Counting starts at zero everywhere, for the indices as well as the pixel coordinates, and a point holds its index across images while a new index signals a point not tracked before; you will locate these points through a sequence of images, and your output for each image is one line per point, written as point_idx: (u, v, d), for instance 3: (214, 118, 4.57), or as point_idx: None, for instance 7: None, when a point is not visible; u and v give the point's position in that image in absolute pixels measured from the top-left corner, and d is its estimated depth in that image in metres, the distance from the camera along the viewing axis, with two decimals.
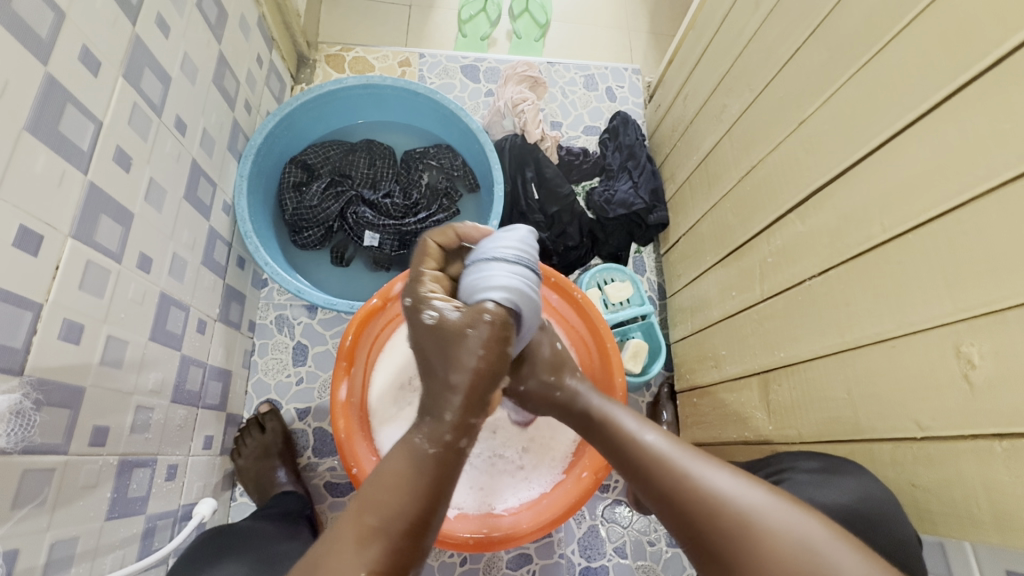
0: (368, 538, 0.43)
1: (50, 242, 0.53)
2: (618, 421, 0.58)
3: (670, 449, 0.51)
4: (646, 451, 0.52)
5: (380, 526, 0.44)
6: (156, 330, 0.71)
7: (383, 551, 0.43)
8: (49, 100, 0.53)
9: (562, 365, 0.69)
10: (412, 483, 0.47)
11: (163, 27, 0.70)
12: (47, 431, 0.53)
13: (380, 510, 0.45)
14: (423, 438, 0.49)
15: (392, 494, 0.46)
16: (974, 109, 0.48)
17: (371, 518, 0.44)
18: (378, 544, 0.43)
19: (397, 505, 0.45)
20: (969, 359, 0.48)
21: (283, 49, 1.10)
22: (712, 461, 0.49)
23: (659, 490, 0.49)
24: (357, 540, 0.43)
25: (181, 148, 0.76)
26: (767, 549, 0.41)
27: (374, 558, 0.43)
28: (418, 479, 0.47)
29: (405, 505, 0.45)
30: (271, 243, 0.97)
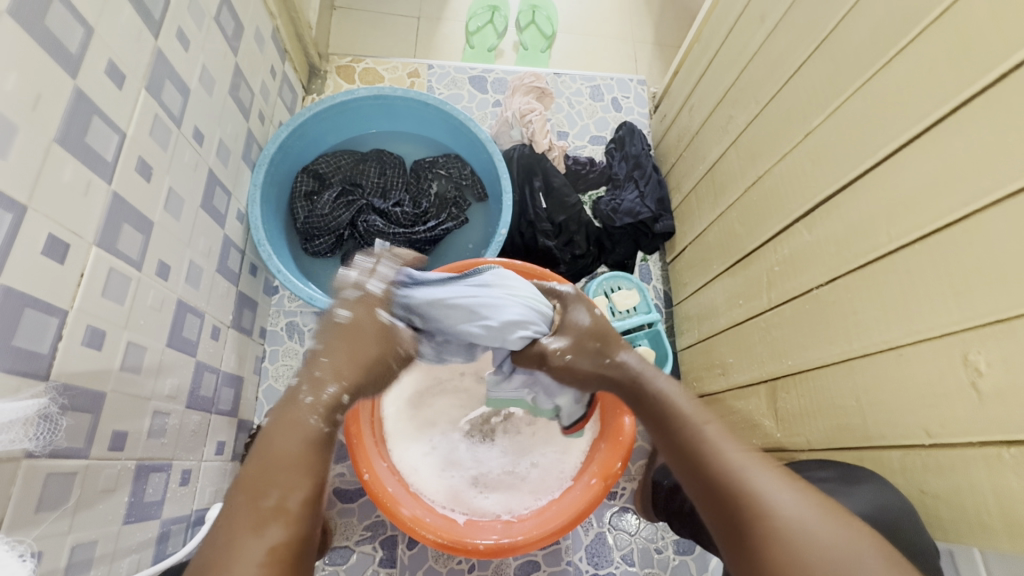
0: (267, 521, 0.42)
1: (75, 250, 0.55)
2: (678, 406, 0.55)
3: (732, 450, 0.49)
4: (700, 442, 0.50)
5: (282, 503, 0.43)
6: (173, 337, 0.72)
7: (283, 532, 0.41)
8: (77, 112, 0.54)
9: (604, 335, 0.64)
10: (304, 456, 0.46)
11: (183, 40, 0.71)
12: (71, 435, 0.54)
13: (276, 489, 0.43)
14: (316, 418, 0.49)
15: (289, 472, 0.45)
16: (978, 123, 0.49)
17: (268, 499, 0.43)
18: (280, 524, 0.42)
19: (297, 480, 0.44)
20: (977, 368, 0.49)
21: (295, 61, 1.13)
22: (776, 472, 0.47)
23: (715, 489, 0.47)
24: (256, 525, 0.41)
25: (198, 158, 0.78)
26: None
27: (279, 535, 0.41)
28: (310, 453, 0.47)
29: (303, 480, 0.45)
30: (283, 251, 0.98)
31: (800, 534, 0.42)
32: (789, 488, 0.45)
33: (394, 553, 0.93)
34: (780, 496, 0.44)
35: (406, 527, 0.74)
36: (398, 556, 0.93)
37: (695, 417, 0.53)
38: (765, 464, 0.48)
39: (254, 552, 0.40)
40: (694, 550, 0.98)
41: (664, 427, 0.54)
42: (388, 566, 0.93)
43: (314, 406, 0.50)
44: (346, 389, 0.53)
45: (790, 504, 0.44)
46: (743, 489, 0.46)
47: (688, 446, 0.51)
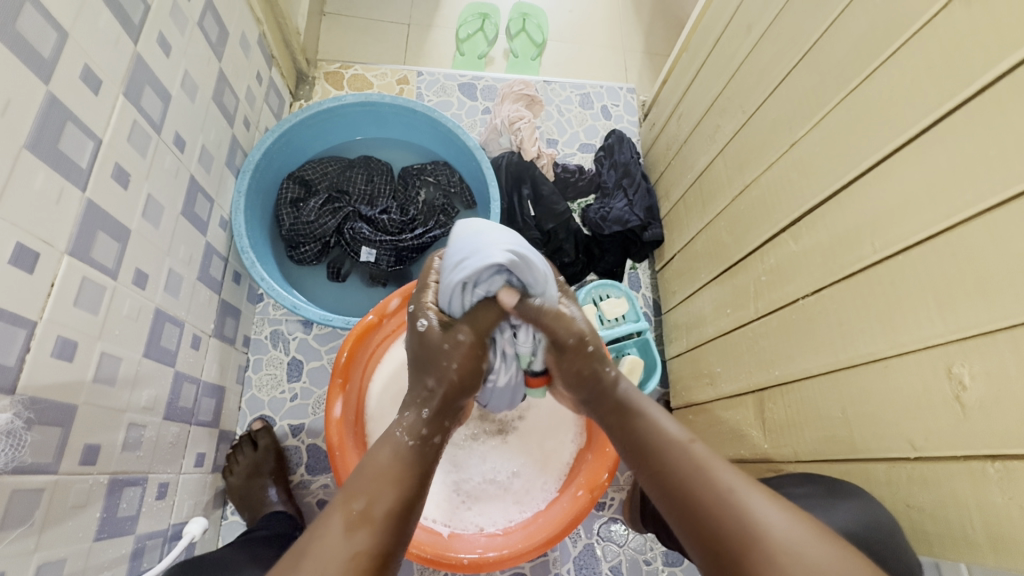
0: (356, 525, 0.47)
1: (46, 259, 0.53)
2: (661, 424, 0.56)
3: (718, 468, 0.49)
4: (684, 459, 0.51)
5: (368, 510, 0.48)
6: (150, 347, 0.70)
7: (369, 539, 0.46)
8: (50, 118, 0.53)
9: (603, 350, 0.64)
10: (393, 472, 0.52)
11: (165, 46, 0.70)
12: (38, 450, 0.53)
13: (365, 495, 0.49)
14: (399, 431, 0.57)
15: (378, 482, 0.51)
16: (960, 136, 0.49)
17: (358, 503, 0.48)
18: (367, 530, 0.47)
19: (382, 490, 0.50)
20: (961, 381, 0.49)
21: (283, 66, 1.12)
22: (758, 487, 0.47)
23: (699, 504, 0.47)
24: (346, 527, 0.46)
25: (179, 164, 0.76)
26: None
27: (364, 541, 0.46)
28: (396, 466, 0.53)
29: (387, 490, 0.50)
30: (267, 258, 0.97)
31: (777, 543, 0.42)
32: (770, 502, 0.46)
33: None
34: (765, 514, 0.44)
35: None
36: None
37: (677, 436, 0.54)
38: (749, 480, 0.48)
39: (341, 551, 0.45)
40: (683, 562, 0.97)
41: (649, 450, 0.54)
42: None
43: (400, 421, 0.58)
44: (421, 405, 0.60)
45: (772, 520, 0.44)
46: (722, 502, 0.46)
47: (668, 463, 0.51)
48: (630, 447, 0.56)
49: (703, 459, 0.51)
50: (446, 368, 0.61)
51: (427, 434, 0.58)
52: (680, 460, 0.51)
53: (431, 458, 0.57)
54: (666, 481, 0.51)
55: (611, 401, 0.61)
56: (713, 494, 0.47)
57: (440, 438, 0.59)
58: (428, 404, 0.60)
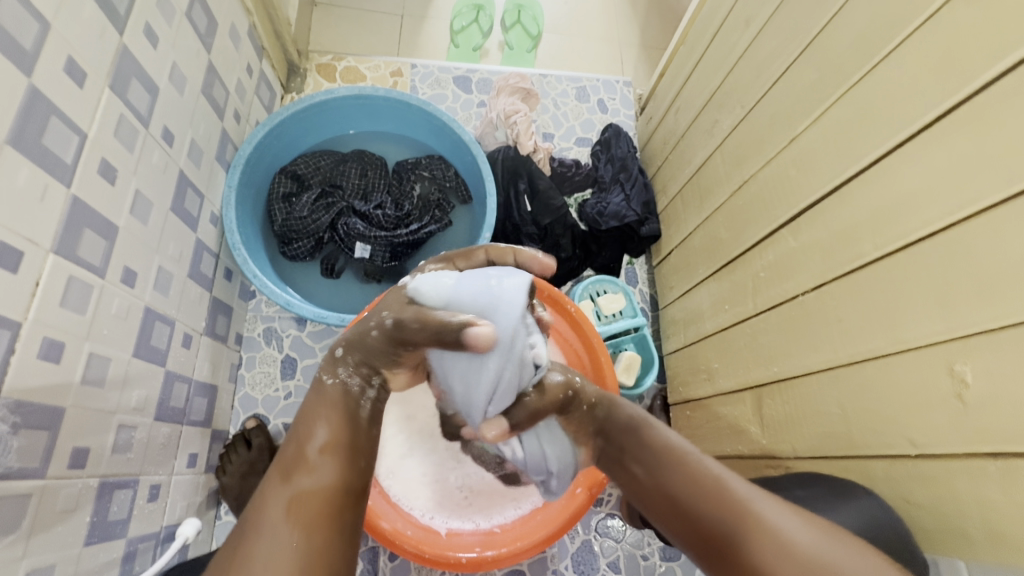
0: (291, 471, 0.50)
1: (30, 258, 0.51)
2: (670, 436, 0.57)
3: (731, 479, 0.50)
4: (694, 470, 0.52)
5: (300, 453, 0.51)
6: (140, 346, 0.69)
7: (308, 481, 0.50)
8: (33, 111, 0.51)
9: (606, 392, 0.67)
10: (323, 409, 0.56)
11: (151, 36, 0.68)
12: (23, 455, 0.51)
13: (296, 443, 0.52)
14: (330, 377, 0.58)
15: (308, 425, 0.54)
16: (963, 133, 0.49)
17: (289, 451, 0.52)
18: (304, 471, 0.50)
19: (310, 433, 0.53)
20: (962, 379, 0.49)
21: (273, 58, 1.09)
22: (778, 500, 0.48)
23: (710, 510, 0.48)
24: (283, 477, 0.50)
25: (168, 159, 0.74)
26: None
27: (303, 483, 0.49)
28: (325, 404, 0.56)
29: (319, 430, 0.53)
30: (259, 254, 0.95)
31: (785, 543, 0.44)
32: (784, 508, 0.47)
33: (375, 565, 0.91)
34: (784, 520, 0.46)
35: (387, 539, 0.71)
36: (379, 568, 0.91)
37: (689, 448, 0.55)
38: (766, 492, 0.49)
39: (281, 497, 0.48)
40: (680, 557, 0.97)
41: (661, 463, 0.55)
42: None
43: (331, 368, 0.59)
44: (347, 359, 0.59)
45: (791, 526, 0.45)
46: (735, 508, 0.47)
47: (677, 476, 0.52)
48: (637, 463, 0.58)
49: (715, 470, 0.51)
50: (367, 329, 0.58)
51: (349, 374, 0.59)
52: (692, 472, 0.52)
53: (356, 396, 0.58)
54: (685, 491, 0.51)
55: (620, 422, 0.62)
56: (726, 499, 0.48)
57: (363, 377, 0.59)
58: (344, 342, 0.61)
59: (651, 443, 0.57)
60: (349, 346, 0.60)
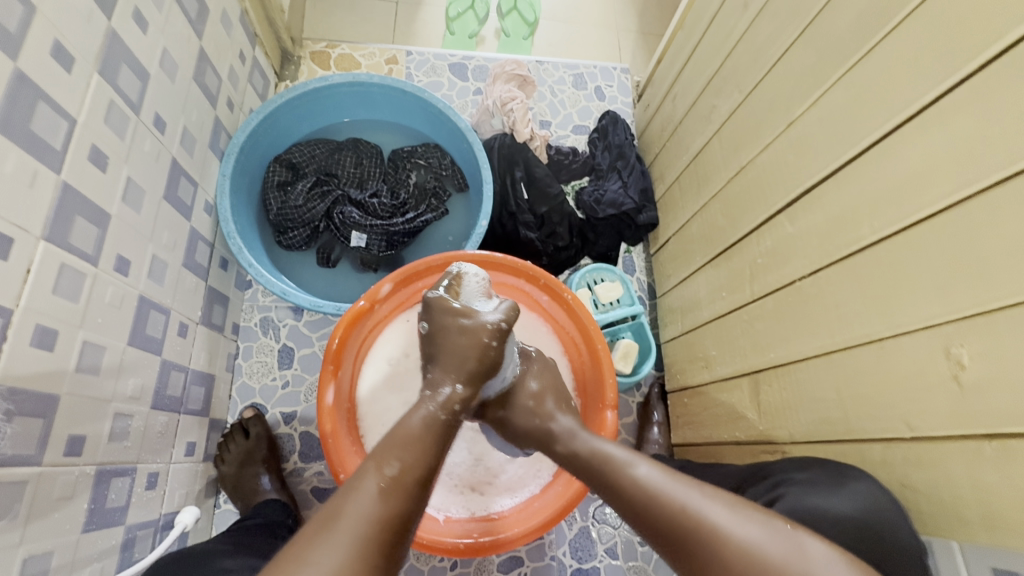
0: (390, 491, 0.46)
1: (21, 245, 0.51)
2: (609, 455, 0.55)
3: (668, 484, 0.49)
4: (644, 496, 0.49)
5: (401, 477, 0.47)
6: (135, 335, 0.69)
7: (401, 505, 0.45)
8: (19, 96, 0.50)
9: (541, 400, 0.67)
10: (427, 441, 0.51)
11: (141, 22, 0.67)
12: (18, 442, 0.51)
13: (396, 461, 0.48)
14: (439, 410, 0.55)
15: (408, 449, 0.49)
16: (962, 114, 0.48)
17: (391, 469, 0.47)
18: (403, 495, 0.46)
19: (414, 459, 0.49)
20: (959, 361, 0.48)
21: (266, 45, 1.08)
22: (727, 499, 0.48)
23: (657, 526, 0.48)
24: (380, 492, 0.45)
25: (161, 146, 0.74)
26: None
27: (397, 506, 0.45)
28: (427, 436, 0.52)
29: (419, 458, 0.49)
30: (254, 243, 0.94)
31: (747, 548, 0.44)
32: (727, 506, 0.47)
33: None
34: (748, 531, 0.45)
35: None
36: None
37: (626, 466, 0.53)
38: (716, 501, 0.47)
39: (371, 510, 0.44)
40: None
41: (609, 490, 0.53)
42: None
43: (443, 403, 0.56)
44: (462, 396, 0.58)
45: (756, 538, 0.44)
46: (679, 521, 0.47)
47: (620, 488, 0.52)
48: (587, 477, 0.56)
49: (650, 478, 0.50)
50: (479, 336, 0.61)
51: (456, 411, 0.56)
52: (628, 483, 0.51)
53: (451, 433, 0.55)
54: (639, 519, 0.49)
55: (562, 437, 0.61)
56: (666, 511, 0.47)
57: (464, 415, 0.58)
58: (461, 380, 0.59)
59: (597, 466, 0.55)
60: (465, 376, 0.59)
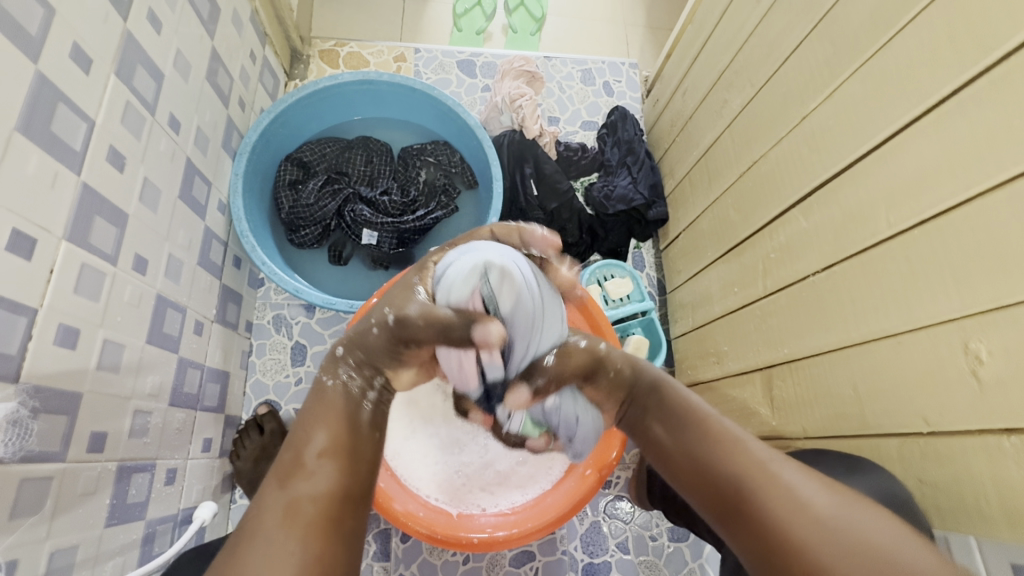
0: (289, 477, 0.46)
1: (43, 245, 0.52)
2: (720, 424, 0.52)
3: (772, 466, 0.46)
4: (751, 467, 0.46)
5: (299, 457, 0.48)
6: (153, 333, 0.70)
7: (309, 487, 0.45)
8: (40, 98, 0.51)
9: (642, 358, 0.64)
10: (326, 416, 0.52)
11: (155, 23, 0.68)
12: (44, 439, 0.52)
13: (294, 447, 0.49)
14: (334, 384, 0.55)
15: (308, 429, 0.50)
16: (981, 107, 0.48)
17: (288, 453, 0.48)
18: (302, 476, 0.46)
19: (313, 438, 0.49)
20: (977, 356, 0.48)
21: (276, 44, 1.08)
22: (797, 464, 0.46)
23: (727, 483, 0.47)
24: (281, 479, 0.46)
25: (175, 146, 0.74)
26: (849, 556, 0.38)
27: (300, 488, 0.45)
28: (330, 411, 0.52)
29: (321, 435, 0.50)
30: (267, 242, 0.95)
31: (818, 514, 0.41)
32: (805, 474, 0.45)
33: (388, 546, 0.93)
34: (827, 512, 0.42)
35: (401, 521, 0.73)
36: (391, 549, 0.93)
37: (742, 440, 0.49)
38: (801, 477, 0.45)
39: (279, 502, 0.44)
40: (689, 538, 0.98)
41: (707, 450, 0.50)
42: (381, 560, 0.92)
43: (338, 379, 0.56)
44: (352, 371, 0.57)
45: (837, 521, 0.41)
46: (774, 495, 0.44)
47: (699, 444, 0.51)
48: (662, 430, 0.56)
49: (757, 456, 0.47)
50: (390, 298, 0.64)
51: (356, 384, 0.56)
52: (712, 438, 0.50)
53: (356, 404, 0.55)
54: (733, 486, 0.46)
55: (644, 386, 0.61)
56: (739, 469, 0.47)
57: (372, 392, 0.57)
58: (344, 342, 0.61)
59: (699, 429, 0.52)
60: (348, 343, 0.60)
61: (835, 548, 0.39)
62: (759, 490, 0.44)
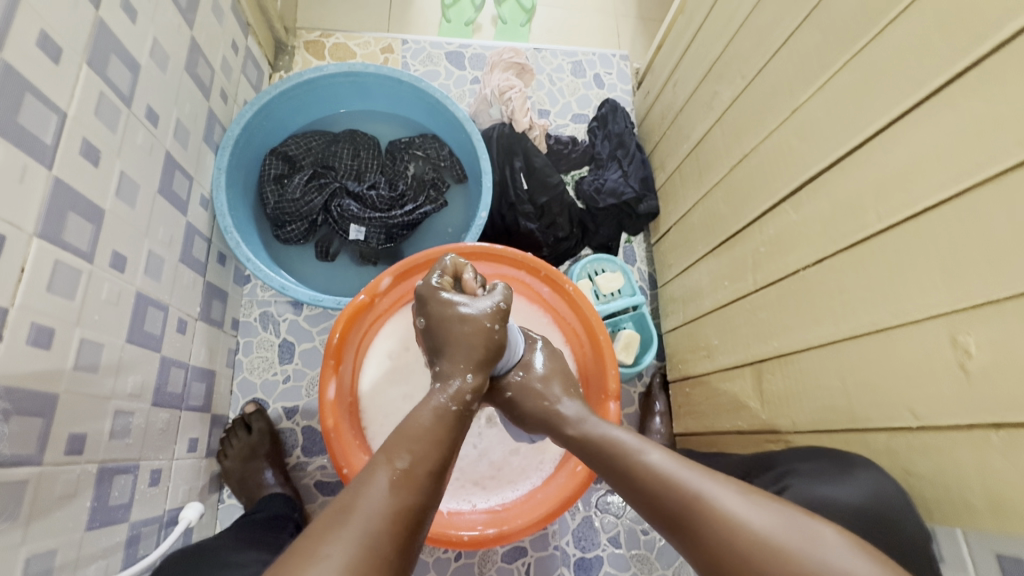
0: (401, 481, 0.44)
1: (13, 242, 0.50)
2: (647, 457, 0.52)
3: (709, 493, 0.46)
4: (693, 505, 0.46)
5: (412, 469, 0.45)
6: (133, 332, 0.68)
7: (415, 499, 0.44)
8: (6, 89, 0.49)
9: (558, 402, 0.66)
10: (435, 435, 0.50)
11: (130, 12, 0.66)
12: (18, 442, 0.51)
13: (407, 454, 0.46)
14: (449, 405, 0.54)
15: (419, 442, 0.48)
16: (971, 97, 0.47)
17: (402, 460, 0.46)
18: (415, 486, 0.44)
19: (425, 452, 0.48)
20: (966, 349, 0.48)
21: (259, 35, 1.06)
22: (725, 483, 0.47)
23: (666, 516, 0.47)
24: (391, 484, 0.44)
25: (154, 140, 0.72)
26: (783, 574, 0.40)
27: (412, 497, 0.44)
28: (438, 430, 0.51)
29: (429, 450, 0.48)
30: (252, 237, 0.94)
31: (754, 535, 0.43)
32: (735, 491, 0.46)
33: None
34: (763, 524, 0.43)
35: None
36: None
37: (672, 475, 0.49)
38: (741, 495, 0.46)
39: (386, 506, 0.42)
40: None
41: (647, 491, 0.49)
42: None
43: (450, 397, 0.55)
44: (468, 396, 0.57)
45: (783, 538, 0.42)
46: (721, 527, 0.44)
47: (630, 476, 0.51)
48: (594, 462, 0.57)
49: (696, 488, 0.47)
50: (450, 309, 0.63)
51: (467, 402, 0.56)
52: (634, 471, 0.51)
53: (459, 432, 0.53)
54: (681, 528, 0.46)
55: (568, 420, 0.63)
56: (674, 501, 0.47)
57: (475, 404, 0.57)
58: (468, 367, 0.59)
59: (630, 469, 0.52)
60: (475, 365, 0.59)
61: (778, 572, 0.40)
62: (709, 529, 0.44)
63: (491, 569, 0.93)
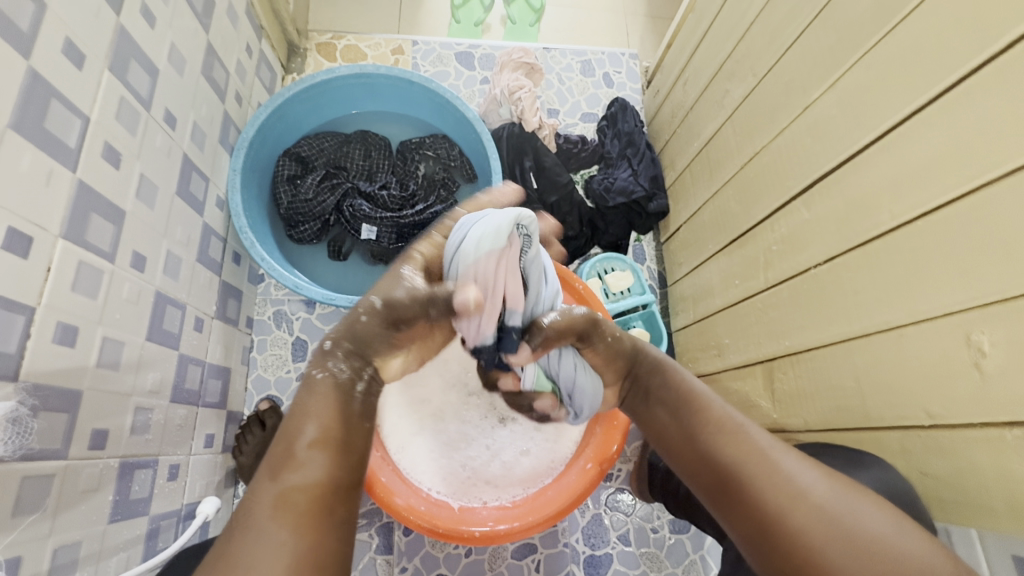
0: (279, 468, 0.41)
1: (40, 244, 0.52)
2: (720, 413, 0.53)
3: (774, 455, 0.48)
4: (756, 461, 0.47)
5: (291, 447, 0.42)
6: (153, 330, 0.70)
7: (304, 476, 0.41)
8: (33, 95, 0.51)
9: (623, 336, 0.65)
10: (310, 402, 0.46)
11: (149, 17, 0.67)
12: (45, 437, 0.52)
13: (284, 438, 0.43)
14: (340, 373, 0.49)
15: (295, 420, 0.44)
16: (986, 96, 0.47)
17: (278, 446, 0.42)
18: (294, 468, 0.41)
19: (302, 426, 0.44)
20: (980, 348, 0.48)
21: (272, 38, 1.07)
22: (796, 453, 0.48)
23: (717, 470, 0.49)
24: (272, 473, 0.41)
25: (172, 142, 0.74)
26: (831, 541, 0.41)
27: (295, 479, 0.40)
28: (326, 399, 0.46)
29: (311, 422, 0.44)
30: (266, 237, 0.95)
31: (815, 502, 0.43)
32: (806, 464, 0.47)
33: (390, 540, 0.93)
34: (817, 489, 0.44)
35: (403, 516, 0.73)
36: (394, 543, 0.93)
37: (743, 433, 0.50)
38: (807, 461, 0.47)
39: (269, 497, 0.39)
40: (689, 529, 0.99)
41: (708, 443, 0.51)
42: (385, 553, 0.93)
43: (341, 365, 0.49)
44: (357, 357, 0.51)
45: (840, 506, 0.43)
46: (774, 483, 0.45)
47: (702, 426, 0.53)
48: (659, 408, 0.58)
49: (763, 447, 0.48)
50: (353, 317, 0.54)
51: (341, 369, 0.49)
52: (711, 423, 0.52)
53: (349, 391, 0.48)
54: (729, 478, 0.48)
55: (649, 363, 0.63)
56: (731, 456, 0.49)
57: (361, 376, 0.50)
58: (333, 334, 0.52)
59: (694, 423, 0.54)
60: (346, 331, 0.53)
61: (832, 539, 0.41)
62: (756, 480, 0.46)
63: (501, 565, 0.94)
